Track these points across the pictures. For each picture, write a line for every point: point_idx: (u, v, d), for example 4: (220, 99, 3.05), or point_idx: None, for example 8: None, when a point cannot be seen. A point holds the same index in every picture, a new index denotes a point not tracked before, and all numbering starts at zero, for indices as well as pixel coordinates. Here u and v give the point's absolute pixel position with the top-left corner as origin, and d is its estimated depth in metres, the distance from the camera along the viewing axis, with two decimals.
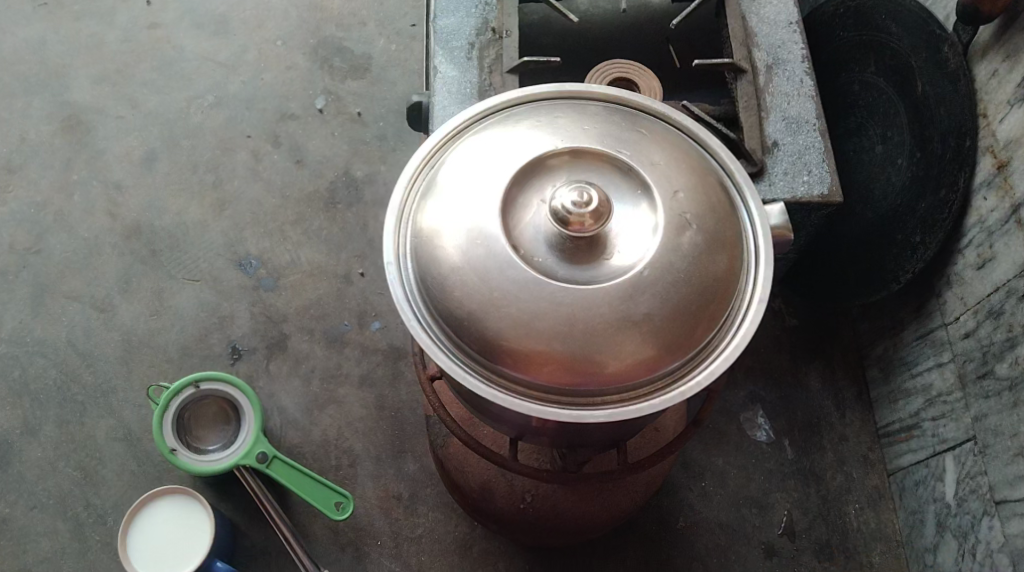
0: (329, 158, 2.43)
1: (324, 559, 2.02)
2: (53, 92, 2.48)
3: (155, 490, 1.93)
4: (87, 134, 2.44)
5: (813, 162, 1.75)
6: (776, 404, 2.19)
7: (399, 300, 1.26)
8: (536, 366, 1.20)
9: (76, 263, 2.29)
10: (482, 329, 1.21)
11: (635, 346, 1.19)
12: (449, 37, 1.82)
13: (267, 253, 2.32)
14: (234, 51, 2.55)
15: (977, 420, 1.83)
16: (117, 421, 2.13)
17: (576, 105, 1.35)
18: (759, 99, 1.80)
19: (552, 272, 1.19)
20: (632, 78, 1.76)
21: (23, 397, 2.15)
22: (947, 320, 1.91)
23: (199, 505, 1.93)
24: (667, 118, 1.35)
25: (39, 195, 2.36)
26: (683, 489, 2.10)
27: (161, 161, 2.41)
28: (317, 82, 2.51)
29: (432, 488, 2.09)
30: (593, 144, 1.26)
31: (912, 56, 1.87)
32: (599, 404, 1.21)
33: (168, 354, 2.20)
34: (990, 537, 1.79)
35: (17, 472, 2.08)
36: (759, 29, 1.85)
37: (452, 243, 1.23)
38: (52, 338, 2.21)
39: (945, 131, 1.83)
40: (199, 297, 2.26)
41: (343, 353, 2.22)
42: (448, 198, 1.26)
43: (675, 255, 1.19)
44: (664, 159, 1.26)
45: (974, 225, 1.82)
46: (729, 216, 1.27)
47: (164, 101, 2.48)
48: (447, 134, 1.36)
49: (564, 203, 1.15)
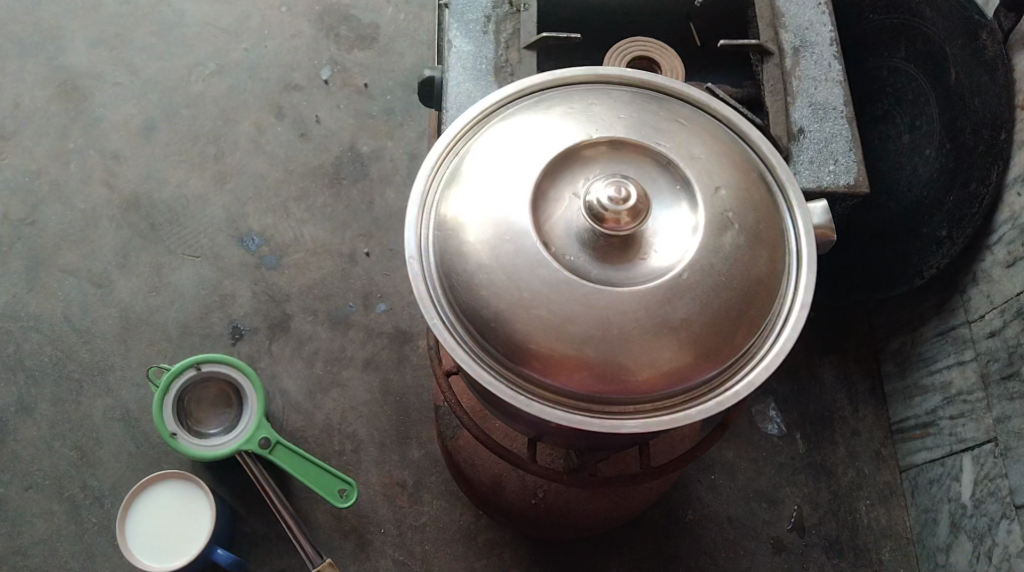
0: (335, 132, 2.35)
1: (326, 546, 1.98)
2: (48, 55, 2.38)
3: (154, 475, 1.88)
4: (84, 100, 2.35)
5: (840, 151, 1.66)
6: (789, 396, 2.14)
7: (421, 297, 1.21)
8: (566, 371, 1.15)
9: (73, 235, 2.22)
10: (510, 332, 1.16)
11: (671, 353, 1.15)
12: (463, 9, 1.73)
13: (270, 229, 2.25)
14: (237, 17, 2.46)
15: (999, 422, 1.79)
16: (114, 401, 2.07)
17: (610, 92, 1.29)
18: (786, 83, 1.70)
19: (585, 272, 1.15)
20: (654, 57, 1.65)
21: (18, 373, 2.09)
22: (970, 318, 1.86)
23: (199, 493, 1.88)
24: (705, 106, 1.30)
25: (34, 164, 2.28)
26: (692, 482, 2.06)
27: (160, 130, 2.33)
28: (322, 51, 2.42)
29: (437, 476, 2.05)
30: (630, 135, 1.20)
31: (947, 43, 1.80)
32: (631, 413, 1.17)
33: (167, 332, 2.14)
34: (1009, 541, 1.75)
35: (11, 451, 2.03)
36: (786, 9, 1.75)
37: (479, 238, 1.18)
38: (47, 313, 2.14)
39: (978, 122, 1.76)
40: (199, 274, 2.19)
41: (347, 335, 2.16)
42: (474, 189, 1.21)
43: (715, 257, 1.15)
44: (704, 153, 1.21)
45: (1005, 220, 1.76)
46: (771, 216, 1.22)
47: (164, 68, 2.39)
48: (473, 118, 1.30)
49: (601, 198, 1.10)
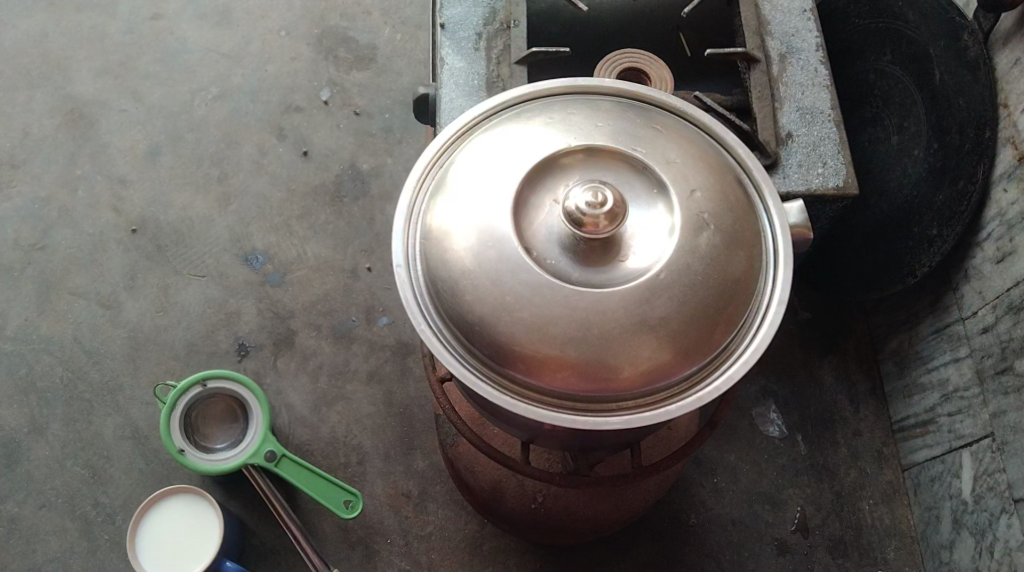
0: (335, 151, 2.40)
1: (333, 557, 2.01)
2: (55, 85, 2.45)
3: (145, 501, 1.91)
4: (90, 127, 2.41)
5: (829, 154, 1.67)
6: (790, 398, 2.15)
7: (409, 304, 1.25)
8: (550, 371, 1.19)
9: (81, 259, 2.27)
10: (495, 335, 1.20)
11: (651, 350, 1.19)
12: (455, 27, 1.77)
13: (274, 248, 2.29)
14: (238, 42, 2.52)
15: (995, 417, 1.80)
16: (124, 419, 2.12)
17: (590, 101, 1.33)
18: (773, 89, 1.72)
19: (565, 275, 1.19)
20: (642, 68, 1.67)
21: (30, 395, 2.14)
22: (964, 315, 1.88)
23: (198, 494, 1.93)
24: (682, 114, 1.35)
25: (43, 190, 2.34)
26: (695, 486, 2.07)
27: (165, 155, 2.38)
28: (322, 73, 2.48)
29: (441, 486, 2.08)
30: (608, 142, 1.24)
31: (930, 44, 1.82)
32: (614, 410, 1.21)
33: (175, 350, 2.18)
34: (1009, 535, 1.76)
35: (24, 471, 2.07)
36: (772, 17, 1.77)
37: (462, 245, 1.22)
38: (58, 335, 2.19)
39: (964, 121, 1.78)
40: (204, 293, 2.24)
41: (350, 349, 2.20)
42: (458, 198, 1.25)
43: (691, 257, 1.19)
44: (680, 157, 1.25)
45: (993, 217, 1.79)
46: (747, 215, 1.27)
47: (168, 94, 2.45)
48: (456, 131, 1.35)
49: (579, 203, 1.13)
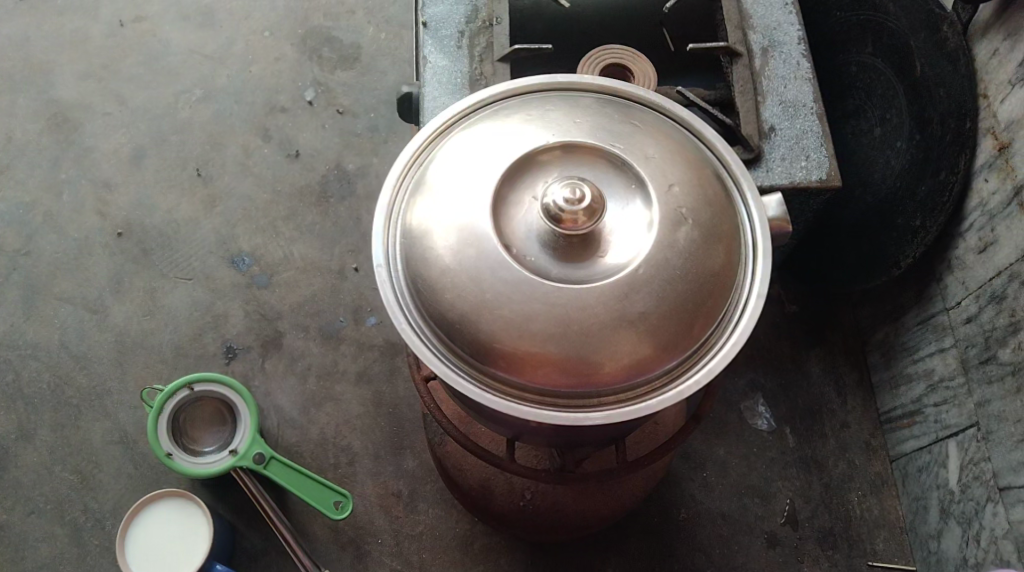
0: (321, 151, 2.39)
1: (324, 559, 2.01)
2: (38, 89, 2.44)
3: (141, 500, 1.92)
4: (74, 132, 2.40)
5: (811, 147, 1.67)
6: (777, 392, 2.16)
7: (390, 303, 1.25)
8: (531, 368, 1.20)
9: (67, 264, 2.26)
10: (476, 333, 1.20)
11: (631, 345, 1.19)
12: (438, 26, 1.76)
13: (260, 250, 2.29)
14: (221, 43, 2.51)
15: (980, 406, 1.81)
16: (112, 424, 2.11)
17: (567, 97, 1.33)
18: (755, 83, 1.72)
19: (544, 272, 1.19)
20: (625, 64, 1.67)
21: (16, 400, 2.13)
22: (948, 305, 1.89)
23: (190, 502, 1.92)
24: (661, 109, 1.35)
25: (28, 196, 2.33)
26: (684, 480, 2.08)
27: (149, 158, 2.37)
28: (306, 73, 2.47)
29: (431, 485, 2.08)
30: (586, 139, 1.25)
31: (910, 36, 1.82)
32: (595, 406, 1.22)
33: (162, 353, 2.18)
34: (995, 524, 1.77)
35: (12, 478, 2.06)
36: (754, 11, 1.77)
37: (442, 245, 1.22)
38: (44, 340, 2.19)
39: (944, 113, 1.78)
40: (192, 296, 2.24)
41: (339, 351, 2.19)
42: (438, 196, 1.25)
43: (670, 252, 1.19)
44: (658, 152, 1.26)
45: (975, 207, 1.79)
46: (726, 207, 1.27)
47: (152, 96, 2.44)
48: (435, 131, 1.35)
49: (557, 199, 1.14)
